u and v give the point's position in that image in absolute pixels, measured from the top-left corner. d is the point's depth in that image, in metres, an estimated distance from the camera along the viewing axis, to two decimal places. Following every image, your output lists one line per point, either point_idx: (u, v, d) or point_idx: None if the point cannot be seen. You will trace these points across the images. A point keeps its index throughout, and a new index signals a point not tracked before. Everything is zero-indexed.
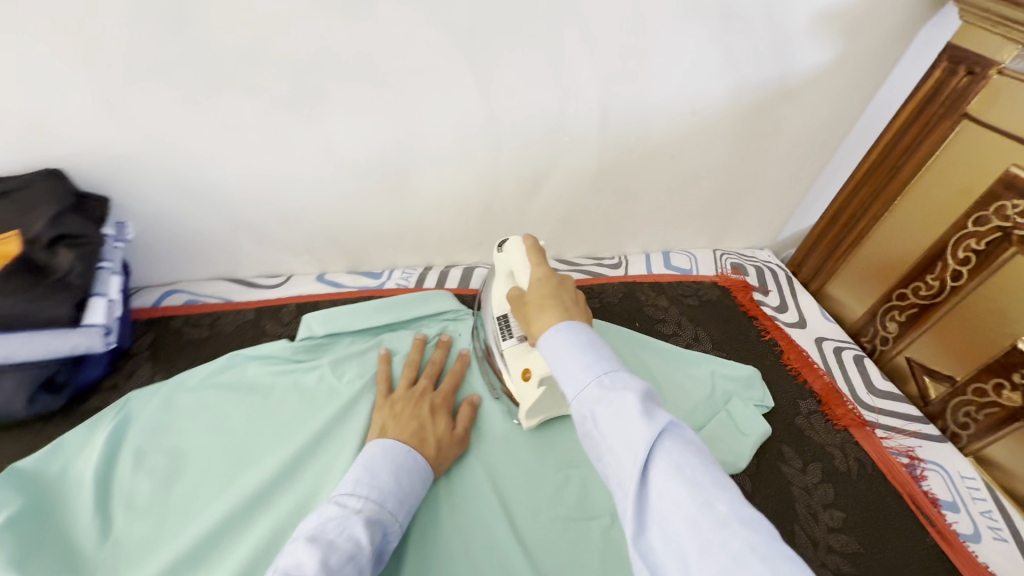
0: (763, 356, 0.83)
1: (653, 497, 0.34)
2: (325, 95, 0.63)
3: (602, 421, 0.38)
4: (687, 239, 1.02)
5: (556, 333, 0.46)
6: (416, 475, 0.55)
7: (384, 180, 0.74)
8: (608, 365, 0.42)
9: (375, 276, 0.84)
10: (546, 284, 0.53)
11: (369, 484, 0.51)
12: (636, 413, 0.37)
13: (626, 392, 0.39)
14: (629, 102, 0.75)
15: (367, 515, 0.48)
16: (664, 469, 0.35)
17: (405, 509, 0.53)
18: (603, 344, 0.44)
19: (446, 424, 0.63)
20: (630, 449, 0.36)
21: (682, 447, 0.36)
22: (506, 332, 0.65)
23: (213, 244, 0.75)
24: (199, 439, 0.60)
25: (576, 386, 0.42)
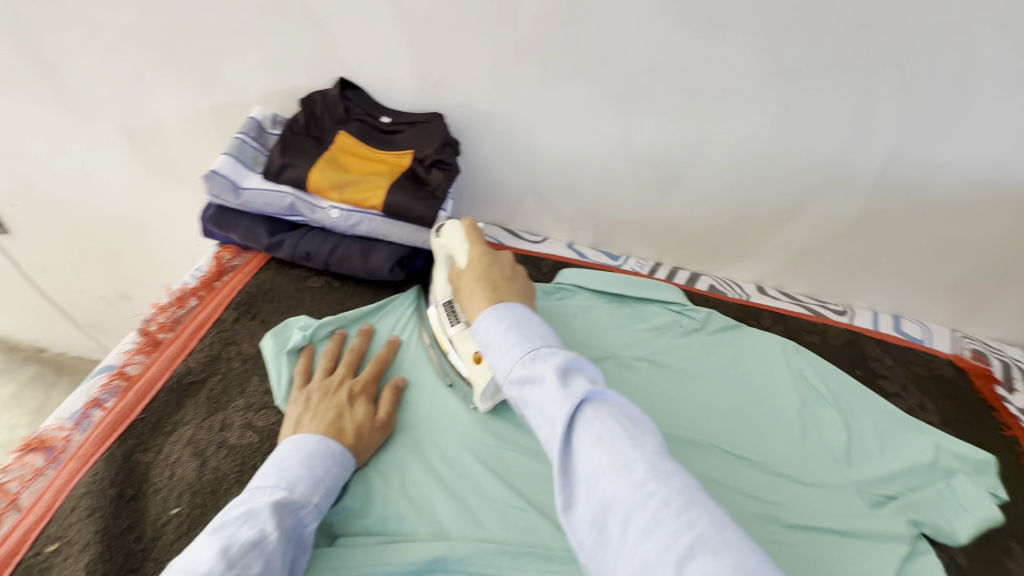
0: (998, 449, 0.77)
1: (579, 454, 0.41)
2: (645, 95, 0.77)
3: (531, 401, 0.45)
4: (923, 309, 0.97)
5: (487, 314, 0.54)
6: (330, 463, 0.53)
7: (658, 177, 0.86)
8: (529, 345, 0.49)
9: (613, 257, 0.97)
10: (478, 267, 0.61)
11: (275, 475, 0.50)
12: (561, 389, 0.43)
13: (547, 363, 0.46)
14: (921, 155, 0.76)
15: (279, 501, 0.48)
16: (588, 437, 0.41)
17: (324, 491, 0.51)
18: (527, 323, 0.52)
19: (366, 410, 0.60)
20: (556, 422, 0.42)
21: (607, 412, 0.42)
22: (452, 317, 0.68)
23: (505, 196, 0.94)
24: None
25: (506, 369, 0.49)
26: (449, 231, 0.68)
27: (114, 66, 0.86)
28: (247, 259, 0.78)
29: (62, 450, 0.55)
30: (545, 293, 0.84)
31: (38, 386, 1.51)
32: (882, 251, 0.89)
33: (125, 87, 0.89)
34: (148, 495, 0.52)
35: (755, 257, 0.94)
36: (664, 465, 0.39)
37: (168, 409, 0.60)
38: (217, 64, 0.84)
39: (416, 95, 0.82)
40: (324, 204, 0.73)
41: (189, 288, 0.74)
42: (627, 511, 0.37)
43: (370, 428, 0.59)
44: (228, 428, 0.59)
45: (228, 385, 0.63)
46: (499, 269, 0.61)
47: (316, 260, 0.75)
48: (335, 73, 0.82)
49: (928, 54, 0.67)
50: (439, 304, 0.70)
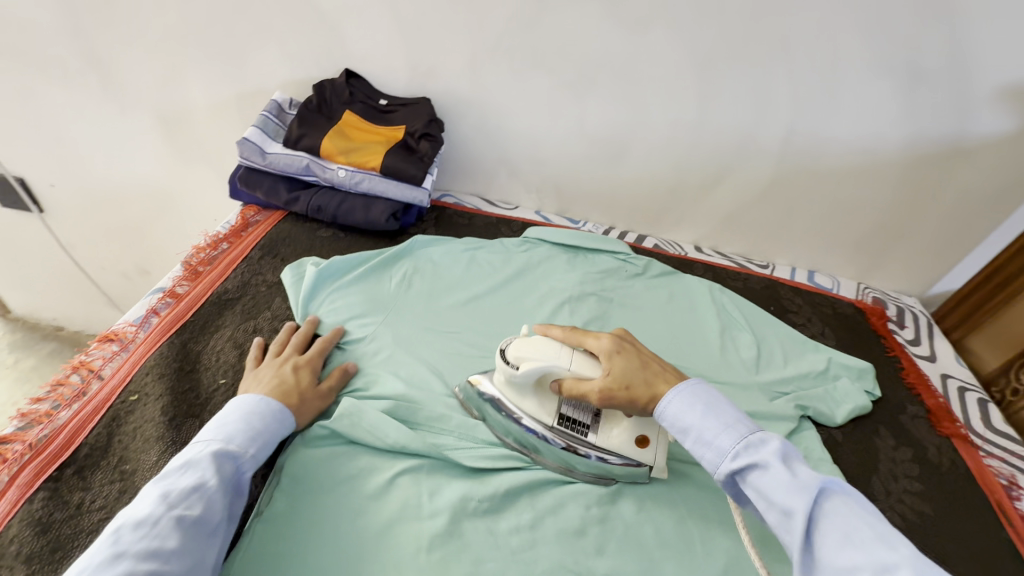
0: (882, 365, 0.96)
1: (822, 550, 0.45)
2: (593, 81, 0.96)
3: (761, 489, 0.50)
4: (833, 265, 1.16)
5: (678, 400, 0.59)
6: (268, 417, 0.60)
7: (607, 151, 1.05)
8: (738, 433, 0.55)
9: (574, 221, 1.15)
10: (632, 361, 0.62)
11: (218, 430, 0.56)
12: (790, 482, 0.48)
13: (765, 453, 0.52)
14: (812, 129, 0.96)
15: (216, 451, 0.54)
16: (830, 531, 0.46)
17: (260, 442, 0.58)
18: (720, 408, 0.57)
19: (310, 380, 0.68)
20: (793, 516, 0.47)
21: (845, 505, 0.47)
22: (574, 429, 0.66)
23: (482, 169, 1.12)
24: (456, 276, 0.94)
25: (719, 459, 0.55)
26: (522, 346, 0.66)
27: (156, 59, 1.03)
28: (267, 215, 0.95)
29: (132, 339, 0.71)
30: (514, 245, 1.02)
31: (55, 360, 1.64)
32: (793, 213, 1.08)
33: (164, 77, 1.06)
34: (200, 370, 0.68)
35: (692, 219, 1.13)
36: (903, 549, 0.43)
37: (211, 316, 0.76)
38: (243, 57, 1.01)
39: (408, 82, 1.01)
40: (333, 166, 0.91)
41: (221, 234, 0.90)
42: None
43: (314, 396, 0.67)
44: (260, 330, 0.75)
45: (258, 302, 0.80)
46: (640, 353, 0.64)
47: (326, 213, 0.92)
48: (342, 64, 1.00)
49: (804, 46, 0.87)
50: (553, 425, 0.66)
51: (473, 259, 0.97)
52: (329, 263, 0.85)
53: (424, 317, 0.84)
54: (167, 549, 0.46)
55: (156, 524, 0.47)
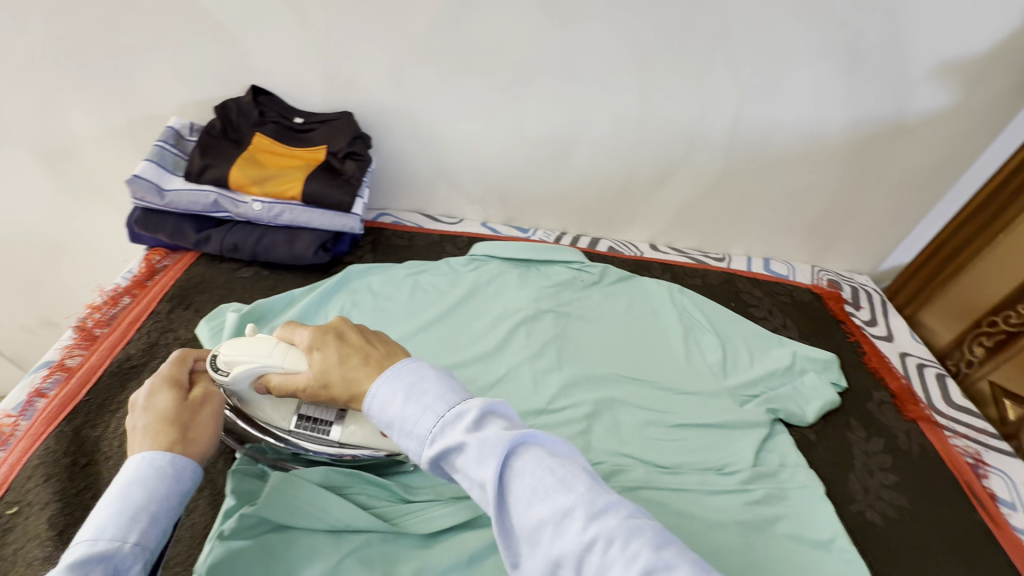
0: (844, 352, 0.95)
1: (517, 516, 0.39)
2: (529, 82, 0.89)
3: (459, 472, 0.41)
4: (787, 250, 1.15)
5: (385, 384, 0.47)
6: (159, 486, 0.45)
7: (551, 154, 0.98)
8: (436, 412, 0.44)
9: (523, 230, 1.09)
10: (333, 353, 0.51)
11: (90, 527, 0.42)
12: (489, 453, 0.40)
13: (459, 426, 0.42)
14: (757, 117, 0.92)
15: (77, 559, 0.39)
16: (521, 491, 0.39)
17: (143, 524, 0.43)
18: (421, 386, 0.46)
19: (176, 396, 0.52)
20: (487, 487, 0.40)
21: (535, 458, 0.41)
22: (316, 426, 0.62)
23: (420, 183, 1.03)
24: (402, 308, 0.86)
25: (417, 445, 0.44)
26: (234, 350, 0.60)
27: (24, 87, 0.89)
28: (177, 258, 0.84)
29: (10, 434, 0.60)
30: (460, 264, 0.94)
31: None
32: (745, 202, 1.06)
33: (38, 107, 0.91)
34: (100, 463, 0.58)
35: (644, 218, 1.09)
36: (599, 498, 0.39)
37: (111, 391, 0.65)
38: (130, 79, 0.89)
39: (326, 96, 0.91)
40: (246, 199, 0.81)
41: (121, 287, 0.78)
42: (578, 558, 0.36)
43: (212, 415, 0.53)
44: None
45: None
46: (347, 337, 0.53)
47: (244, 251, 0.82)
48: (247, 81, 0.89)
49: (745, 34, 0.83)
50: (289, 429, 0.62)
51: (417, 285, 0.90)
52: (255, 307, 0.76)
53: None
54: None
55: None
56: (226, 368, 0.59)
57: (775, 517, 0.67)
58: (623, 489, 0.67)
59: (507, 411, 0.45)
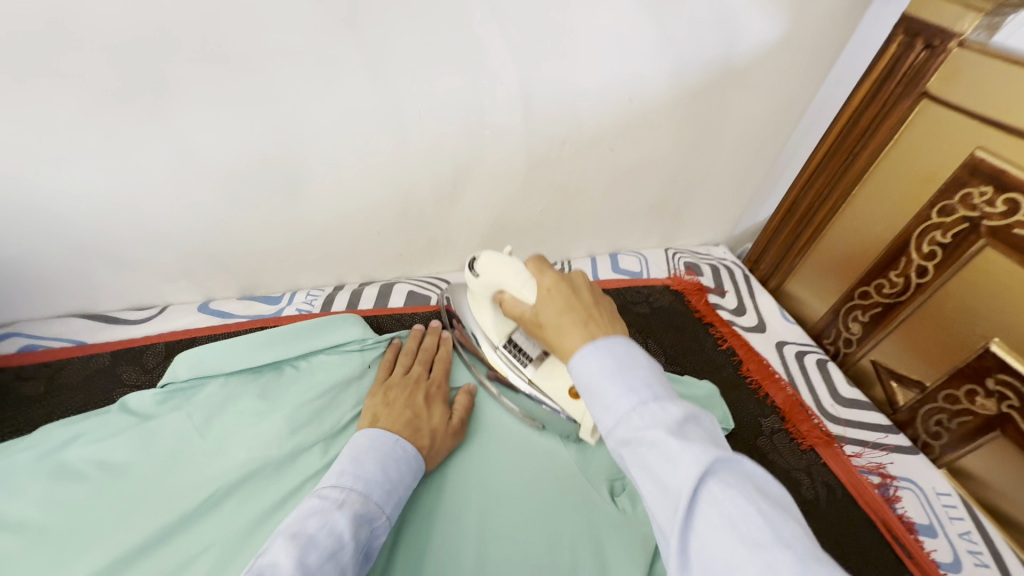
0: (720, 368, 0.76)
1: (704, 549, 0.28)
2: (170, 83, 0.50)
3: (640, 466, 0.32)
4: (635, 238, 0.93)
5: (585, 354, 0.39)
6: (405, 464, 0.54)
7: (267, 189, 0.62)
8: (637, 390, 0.35)
9: (273, 301, 0.72)
10: (558, 297, 0.46)
11: (353, 475, 0.49)
12: (672, 459, 0.30)
13: (660, 416, 0.33)
14: (555, 86, 0.65)
15: (353, 508, 0.46)
16: (719, 526, 0.28)
17: (393, 499, 0.50)
18: (631, 362, 0.37)
19: (441, 413, 0.62)
20: (675, 497, 0.30)
21: (750, 494, 0.29)
22: (520, 357, 0.63)
23: (54, 275, 0.61)
24: (15, 543, 0.46)
25: (606, 421, 0.36)
26: (488, 265, 0.56)
27: None
28: None
29: None
30: (150, 403, 0.57)
31: None
32: (571, 196, 0.80)
33: None
34: None
35: (448, 242, 0.78)
36: (817, 570, 0.25)
37: None
38: None
39: None
40: None
41: None
42: None
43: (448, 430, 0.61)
44: None
45: None
46: (581, 294, 0.46)
47: None
48: None
49: None
50: (498, 347, 0.64)
51: (62, 470, 0.51)
52: None
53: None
54: None
55: None
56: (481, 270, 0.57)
57: None
58: None
59: (718, 428, 0.35)
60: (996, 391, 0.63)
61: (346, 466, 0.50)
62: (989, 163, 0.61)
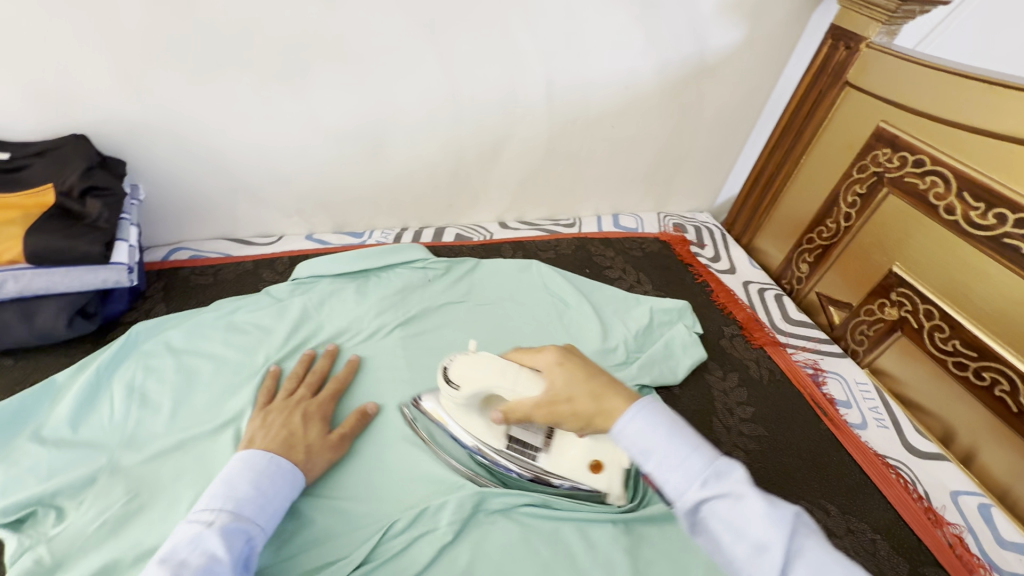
0: (695, 294, 0.98)
1: None
2: (311, 70, 0.76)
3: (723, 524, 0.38)
4: (634, 202, 1.16)
5: (637, 417, 0.44)
6: (283, 477, 0.54)
7: (361, 147, 0.87)
8: (705, 455, 0.40)
9: (357, 236, 0.97)
10: (583, 374, 0.50)
11: (226, 496, 0.49)
12: (762, 516, 0.36)
13: (733, 478, 0.39)
14: (570, 76, 0.89)
15: (224, 525, 0.47)
16: (804, 573, 0.35)
17: (269, 511, 0.51)
18: (681, 426, 0.43)
19: (319, 430, 0.62)
20: (768, 551, 0.36)
21: (817, 544, 0.37)
22: (526, 452, 0.66)
23: (214, 206, 0.86)
24: (212, 362, 0.71)
25: (676, 484, 0.40)
26: (460, 372, 0.61)
27: None
28: None
29: None
30: (284, 292, 0.81)
31: None
32: (581, 163, 1.03)
33: None
34: None
35: (486, 198, 1.02)
36: None
37: None
38: None
39: (40, 121, 0.70)
40: None
41: None
42: None
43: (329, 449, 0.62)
44: None
45: None
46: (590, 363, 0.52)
47: None
48: None
49: None
50: (500, 448, 0.66)
51: (235, 325, 0.75)
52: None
53: (169, 438, 0.62)
54: None
55: None
56: (460, 380, 0.60)
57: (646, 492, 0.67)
58: (496, 509, 0.60)
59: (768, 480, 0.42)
60: (897, 300, 0.84)
61: (217, 490, 0.51)
62: (889, 131, 0.84)
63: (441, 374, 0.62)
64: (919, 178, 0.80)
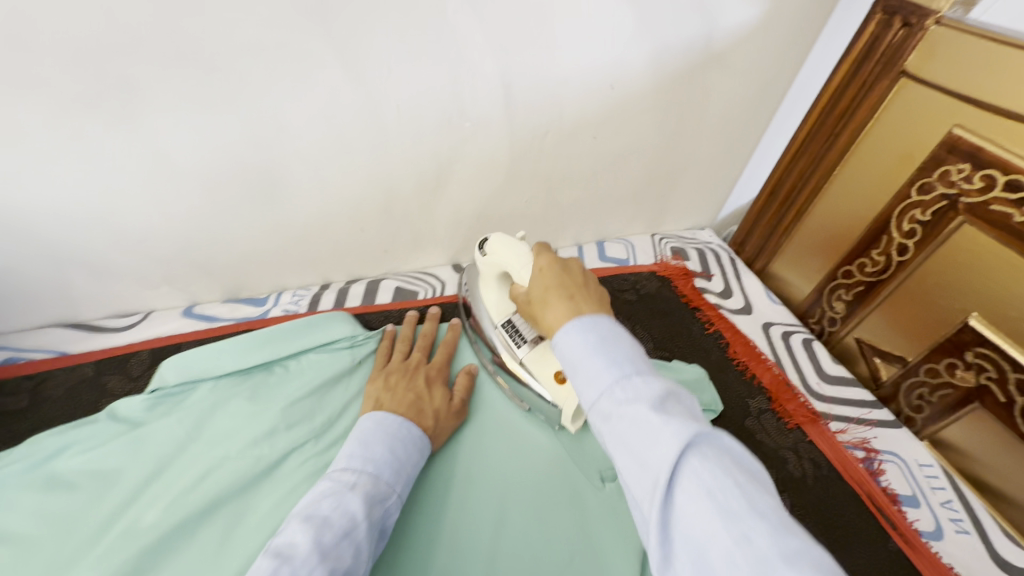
0: (708, 352, 0.77)
1: (680, 515, 0.30)
2: (138, 87, 0.49)
3: (622, 440, 0.34)
4: (622, 225, 0.93)
5: (568, 333, 0.41)
6: (411, 444, 0.55)
7: (244, 188, 0.61)
8: (619, 368, 0.37)
9: (259, 303, 0.72)
10: (547, 274, 0.48)
11: (363, 456, 0.51)
12: (656, 431, 0.32)
13: (642, 395, 0.35)
14: (534, 76, 0.64)
15: (366, 490, 0.48)
16: (695, 498, 0.30)
17: (404, 479, 0.52)
18: (616, 338, 0.39)
19: (444, 394, 0.63)
20: (655, 470, 0.32)
21: (722, 468, 0.31)
22: (516, 338, 0.63)
23: (32, 286, 0.60)
24: (8, 554, 0.46)
25: (587, 394, 0.38)
26: (495, 246, 0.58)
27: None
28: None
29: None
30: (139, 411, 0.56)
31: None
32: (555, 185, 0.79)
33: None
34: None
35: (433, 237, 0.78)
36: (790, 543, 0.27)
37: None
38: None
39: None
40: None
41: None
42: None
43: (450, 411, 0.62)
44: None
45: None
46: (572, 272, 0.49)
47: None
48: None
49: None
50: (496, 326, 0.65)
51: (54, 481, 0.51)
52: None
53: None
54: None
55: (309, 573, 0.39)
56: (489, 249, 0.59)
57: None
58: None
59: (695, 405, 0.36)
60: (976, 364, 0.64)
61: (358, 448, 0.52)
62: (967, 140, 0.62)
63: (480, 247, 0.60)
64: (1016, 209, 0.58)
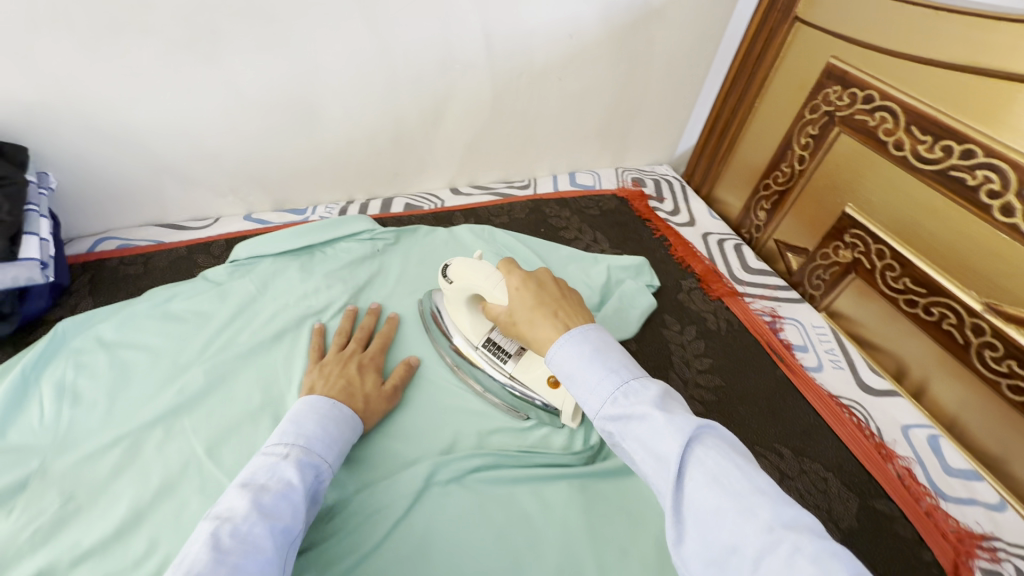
0: (654, 250, 0.97)
1: (690, 494, 0.39)
2: (221, 32, 0.69)
3: (633, 440, 0.42)
4: (590, 159, 1.12)
5: (565, 344, 0.49)
6: (343, 422, 0.56)
7: (292, 114, 0.81)
8: (619, 376, 0.45)
9: (300, 213, 0.93)
10: (526, 294, 0.55)
11: (295, 430, 0.51)
12: (662, 427, 0.40)
13: (643, 399, 0.43)
14: (509, 27, 0.84)
15: (299, 458, 0.49)
16: (702, 480, 0.38)
17: (336, 452, 0.53)
18: (608, 348, 0.48)
19: (373, 380, 0.66)
20: (667, 461, 0.40)
21: (717, 451, 0.40)
22: (500, 354, 0.70)
23: (137, 190, 0.81)
24: (147, 355, 0.68)
25: (596, 404, 0.46)
26: (459, 272, 0.67)
27: None
28: None
29: None
30: (223, 275, 0.77)
31: None
32: (532, 121, 0.99)
33: None
34: None
35: (434, 163, 0.98)
36: (779, 509, 0.36)
37: None
38: None
39: None
40: None
41: None
42: (756, 556, 0.34)
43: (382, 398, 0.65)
44: None
45: None
46: (548, 288, 0.56)
47: None
48: None
49: None
50: (477, 346, 0.71)
51: (169, 315, 0.72)
52: None
53: (105, 436, 0.60)
54: (262, 541, 0.40)
55: (249, 530, 0.40)
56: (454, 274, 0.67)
57: (606, 448, 0.66)
58: (450, 480, 0.59)
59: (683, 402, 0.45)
60: (851, 242, 0.84)
61: (289, 429, 0.52)
62: (839, 67, 0.81)
63: (442, 273, 0.69)
64: (870, 115, 0.77)
